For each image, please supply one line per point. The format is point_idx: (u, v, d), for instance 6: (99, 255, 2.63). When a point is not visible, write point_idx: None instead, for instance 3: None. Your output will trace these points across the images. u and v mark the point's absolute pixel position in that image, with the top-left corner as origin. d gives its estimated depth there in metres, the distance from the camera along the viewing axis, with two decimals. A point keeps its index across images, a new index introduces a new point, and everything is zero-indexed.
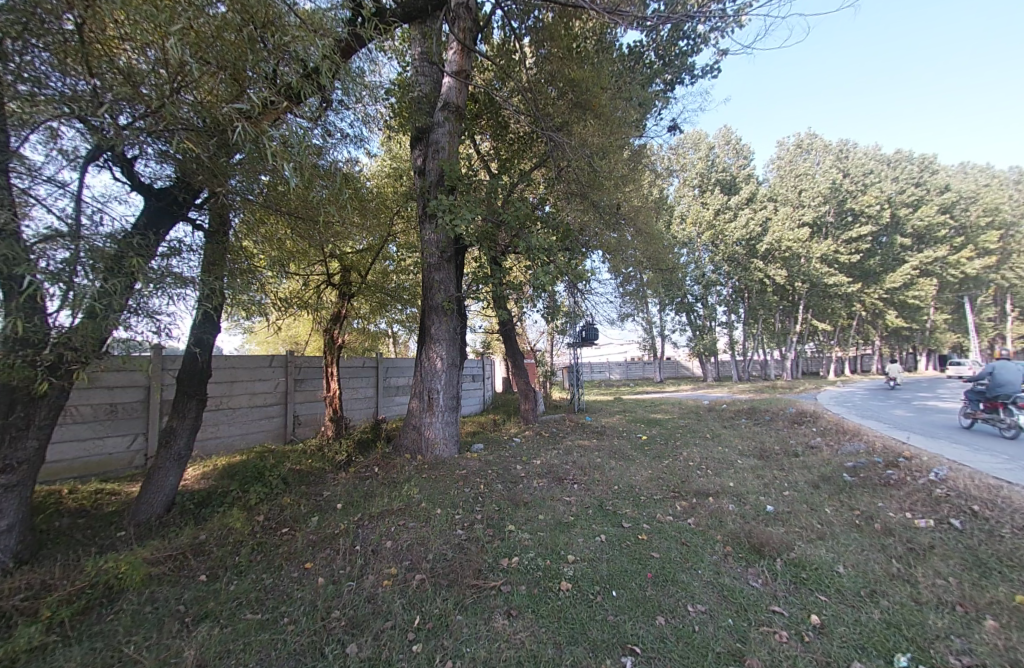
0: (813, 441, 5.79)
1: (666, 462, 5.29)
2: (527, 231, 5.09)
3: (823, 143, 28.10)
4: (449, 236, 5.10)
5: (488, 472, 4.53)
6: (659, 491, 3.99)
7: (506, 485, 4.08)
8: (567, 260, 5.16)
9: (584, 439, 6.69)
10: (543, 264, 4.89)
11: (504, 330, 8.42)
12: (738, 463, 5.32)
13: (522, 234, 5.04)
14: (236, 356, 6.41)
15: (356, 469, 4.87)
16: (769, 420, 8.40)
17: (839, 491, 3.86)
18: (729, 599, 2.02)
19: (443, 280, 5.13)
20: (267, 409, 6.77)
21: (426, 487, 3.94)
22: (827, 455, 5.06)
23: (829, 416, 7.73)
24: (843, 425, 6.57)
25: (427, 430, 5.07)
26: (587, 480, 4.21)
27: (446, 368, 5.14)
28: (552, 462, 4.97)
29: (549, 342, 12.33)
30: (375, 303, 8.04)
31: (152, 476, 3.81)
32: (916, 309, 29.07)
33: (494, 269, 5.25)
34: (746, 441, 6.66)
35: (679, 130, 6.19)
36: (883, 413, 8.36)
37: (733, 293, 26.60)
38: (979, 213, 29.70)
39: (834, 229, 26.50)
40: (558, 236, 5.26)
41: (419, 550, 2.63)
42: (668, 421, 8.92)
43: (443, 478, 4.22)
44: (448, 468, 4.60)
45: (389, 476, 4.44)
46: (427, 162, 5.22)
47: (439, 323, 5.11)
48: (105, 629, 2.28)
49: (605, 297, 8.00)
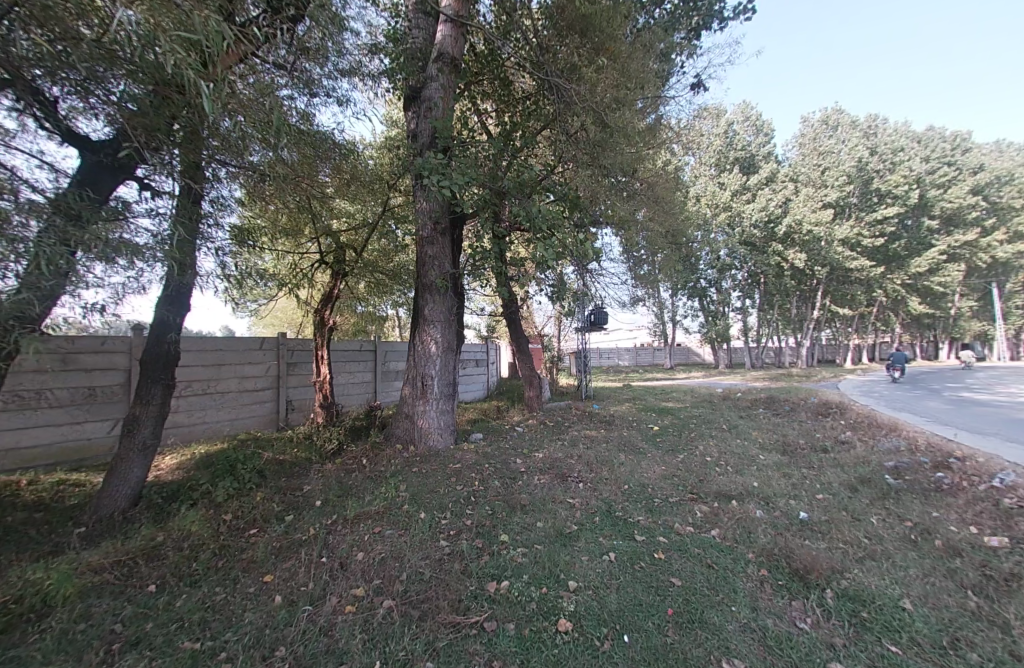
0: (843, 437, 5.28)
1: (682, 456, 4.84)
2: (530, 198, 4.57)
3: (849, 119, 26.64)
4: (443, 205, 4.57)
5: (485, 466, 4.12)
6: (674, 492, 3.57)
7: (503, 482, 3.68)
8: (574, 232, 4.64)
9: (591, 429, 6.28)
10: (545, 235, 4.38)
11: (508, 312, 7.96)
12: (760, 459, 4.88)
13: (525, 202, 4.52)
14: (223, 338, 6.05)
15: (343, 461, 4.49)
16: (789, 411, 7.89)
17: (882, 497, 3.39)
18: (776, 651, 1.57)
19: (437, 255, 4.63)
20: (257, 395, 6.42)
21: (415, 485, 3.53)
22: (862, 453, 4.55)
23: (858, 407, 7.18)
24: (874, 417, 6.05)
25: (421, 418, 4.67)
26: (593, 478, 3.79)
27: (441, 352, 4.70)
28: (555, 455, 4.55)
29: (556, 327, 11.86)
30: (372, 284, 7.61)
31: (115, 468, 3.46)
32: (940, 295, 27.94)
33: (493, 241, 4.75)
34: (766, 433, 6.19)
35: (703, 88, 5.54)
36: (914, 405, 7.78)
37: (748, 277, 25.79)
38: (1013, 194, 28.15)
39: (858, 211, 25.34)
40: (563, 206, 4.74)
41: (393, 567, 2.22)
42: (681, 410, 8.47)
43: (434, 473, 3.83)
44: (441, 460, 4.20)
45: (376, 469, 4.05)
46: (419, 122, 4.68)
47: (433, 302, 4.65)
48: (19, 655, 1.92)
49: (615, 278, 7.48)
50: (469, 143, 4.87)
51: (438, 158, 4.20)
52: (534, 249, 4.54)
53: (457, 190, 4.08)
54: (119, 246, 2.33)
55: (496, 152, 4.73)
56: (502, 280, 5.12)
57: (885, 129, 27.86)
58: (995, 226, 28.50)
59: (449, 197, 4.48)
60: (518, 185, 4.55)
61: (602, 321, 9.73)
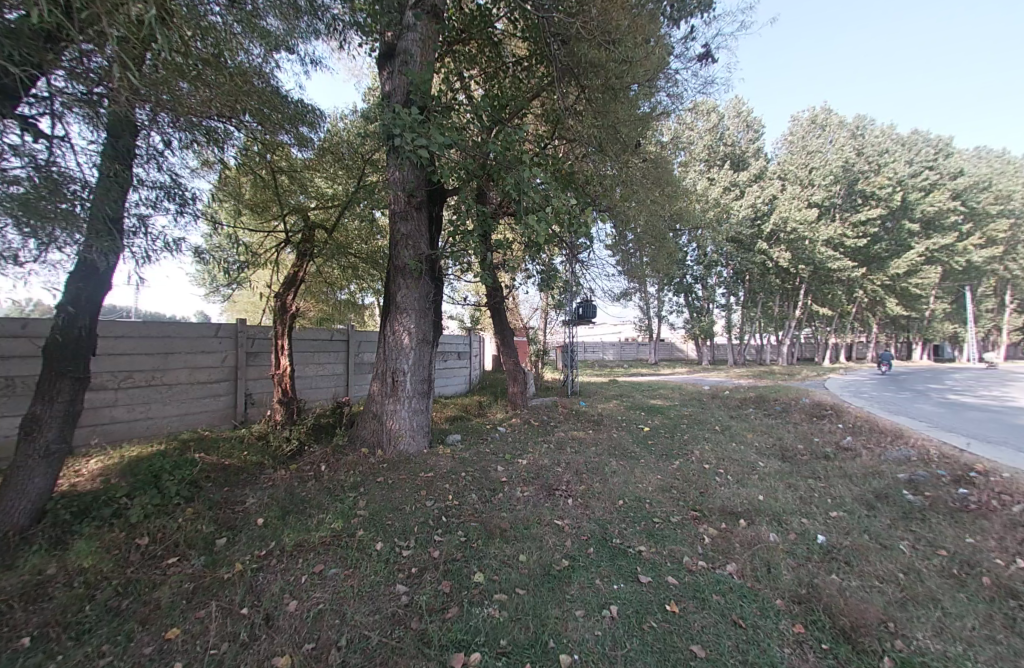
0: (846, 443, 4.96)
1: (678, 463, 4.44)
2: (519, 169, 4.02)
3: (837, 119, 26.67)
4: (420, 175, 3.99)
5: (462, 475, 3.63)
6: (675, 509, 3.14)
7: (481, 497, 3.19)
8: (569, 210, 4.11)
9: (579, 430, 5.85)
10: (535, 213, 3.86)
11: (492, 303, 7.43)
12: (760, 467, 4.51)
13: (513, 173, 3.97)
14: (171, 324, 5.39)
15: (299, 467, 3.93)
16: (781, 411, 7.64)
17: (906, 519, 3.03)
18: None
19: (412, 233, 4.04)
20: (211, 387, 5.77)
21: (378, 500, 3.02)
22: (870, 464, 4.22)
23: (852, 410, 6.95)
24: (874, 421, 5.78)
25: (391, 419, 4.14)
26: (584, 491, 3.35)
27: (414, 345, 4.17)
28: (541, 462, 4.09)
29: (542, 320, 11.43)
30: (344, 268, 6.94)
31: (9, 478, 2.80)
32: (917, 298, 28.55)
33: (476, 220, 4.18)
34: (762, 436, 5.87)
35: (711, 60, 5.06)
36: (907, 407, 7.59)
37: (734, 275, 25.79)
38: (989, 200, 28.75)
39: (842, 211, 25.49)
40: (557, 183, 4.24)
41: (332, 627, 1.71)
42: (670, 409, 8.12)
43: (402, 485, 3.32)
44: (412, 468, 3.69)
45: (335, 478, 3.51)
46: (393, 78, 4.08)
47: (406, 288, 4.09)
48: None
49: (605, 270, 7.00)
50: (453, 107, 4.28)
51: (413, 117, 3.60)
52: (522, 228, 4.00)
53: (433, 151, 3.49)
54: (36, 210, 2.03)
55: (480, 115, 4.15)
56: (486, 265, 4.58)
57: (871, 131, 28.04)
58: (971, 231, 29.20)
59: (426, 165, 3.89)
60: (505, 157, 4.00)
61: (590, 314, 9.31)
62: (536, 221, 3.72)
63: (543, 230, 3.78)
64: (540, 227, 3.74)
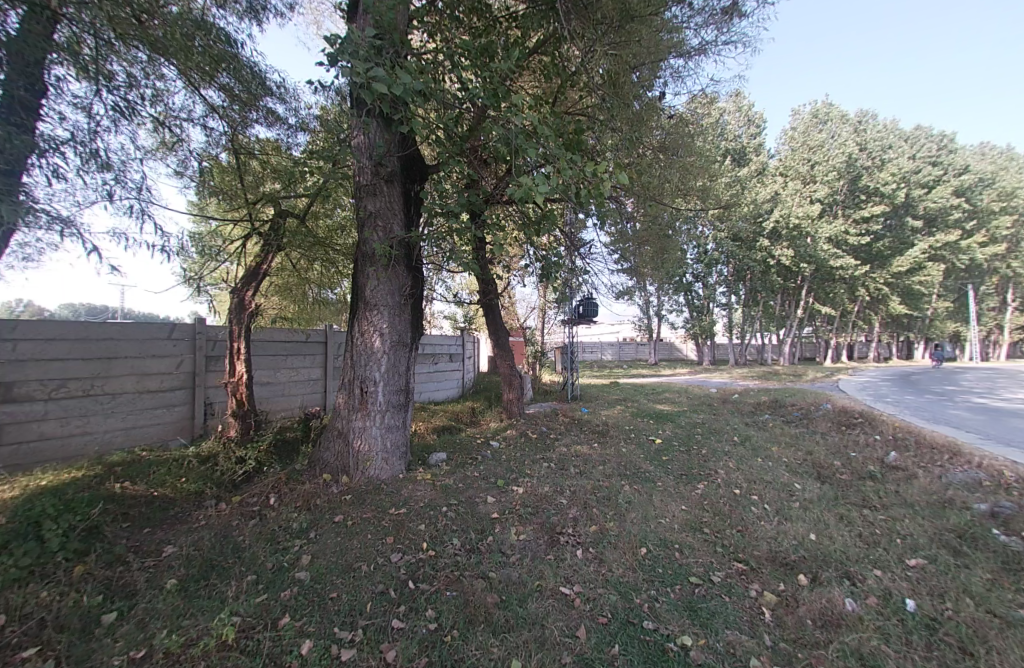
0: (894, 462, 4.26)
1: (701, 487, 3.74)
2: (515, 128, 3.25)
3: (840, 114, 26.15)
4: (391, 138, 3.23)
5: (443, 511, 2.91)
6: (713, 560, 2.44)
7: (463, 547, 2.47)
8: (578, 182, 3.35)
9: (582, 443, 5.14)
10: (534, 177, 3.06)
11: (485, 300, 6.72)
12: (799, 490, 3.82)
13: (508, 131, 3.20)
14: (113, 324, 4.62)
15: (243, 499, 3.19)
16: (801, 418, 6.95)
17: (1015, 578, 2.35)
18: None
19: (381, 211, 3.23)
20: (164, 396, 5.00)
21: (330, 556, 2.30)
22: (934, 493, 3.51)
23: (884, 417, 6.25)
24: (919, 433, 5.07)
25: (359, 438, 3.42)
26: (597, 534, 2.64)
27: (386, 347, 3.44)
28: (540, 489, 3.38)
29: (539, 319, 10.73)
30: (324, 263, 5.93)
31: None
32: (919, 296, 28.11)
33: (461, 195, 3.38)
34: (790, 450, 5.17)
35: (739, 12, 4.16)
36: (941, 414, 6.90)
37: (734, 272, 25.24)
38: (992, 197, 28.27)
39: (845, 207, 24.96)
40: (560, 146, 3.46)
41: None
42: (680, 416, 7.42)
43: (363, 530, 2.59)
44: (379, 504, 2.96)
45: (281, 520, 2.78)
46: (361, 17, 3.35)
47: (376, 280, 3.36)
48: None
49: (599, 269, 6.71)
50: (430, 51, 3.49)
51: (375, 54, 2.83)
52: (517, 200, 3.23)
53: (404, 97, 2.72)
54: None
55: (466, 61, 3.35)
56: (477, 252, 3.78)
57: (874, 127, 27.57)
58: (974, 228, 28.66)
59: (396, 119, 3.08)
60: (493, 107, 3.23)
61: (591, 312, 8.54)
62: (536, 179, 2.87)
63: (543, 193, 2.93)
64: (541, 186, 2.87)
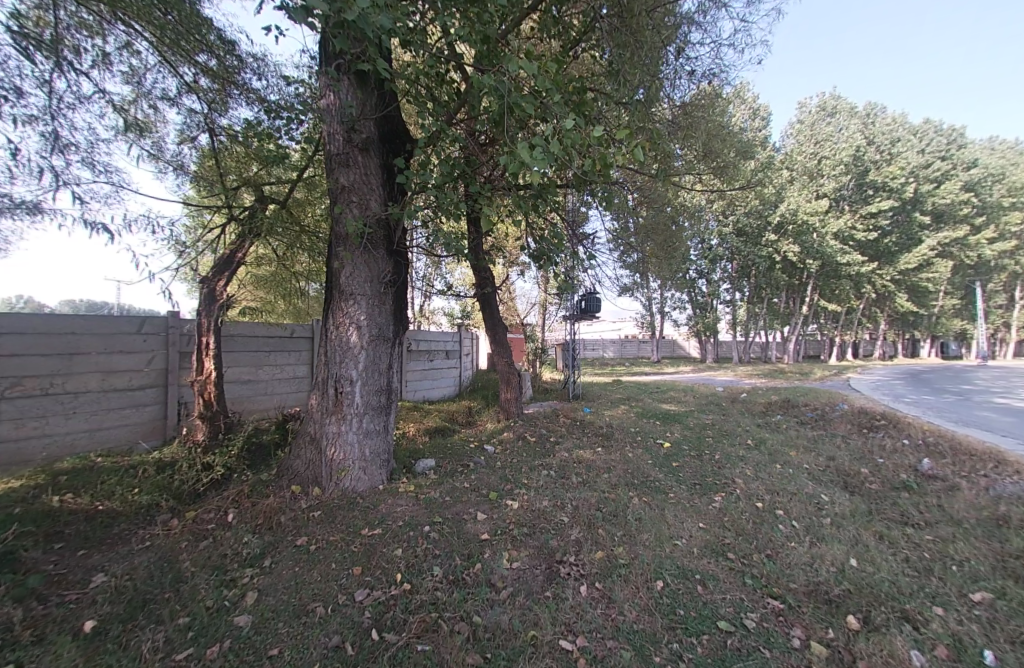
0: (930, 471, 3.85)
1: (718, 499, 3.35)
2: (511, 80, 2.70)
3: (847, 107, 25.60)
4: (366, 102, 2.83)
5: (424, 531, 2.50)
6: (743, 596, 2.05)
7: (443, 580, 2.08)
8: (589, 149, 2.82)
9: (585, 447, 4.74)
10: (529, 143, 2.56)
11: (482, 294, 6.28)
12: (828, 504, 3.42)
13: (503, 85, 2.65)
14: (75, 316, 4.11)
15: (198, 514, 2.81)
16: (817, 420, 6.53)
17: None
18: None
19: (355, 184, 2.81)
20: (133, 395, 4.43)
21: (281, 596, 1.91)
22: (984, 510, 3.10)
23: (910, 420, 5.81)
24: (954, 439, 4.63)
25: (333, 445, 3.03)
26: (604, 562, 2.24)
27: (364, 342, 3.04)
28: (539, 503, 2.98)
29: (540, 315, 10.30)
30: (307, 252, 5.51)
31: None
32: (926, 293, 27.62)
33: (447, 165, 2.91)
34: (812, 456, 4.75)
35: None
36: (968, 415, 6.45)
37: (738, 268, 24.78)
38: (1002, 192, 27.67)
39: (851, 202, 24.45)
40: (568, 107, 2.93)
41: None
42: (689, 416, 7.00)
43: (325, 558, 2.19)
44: (351, 523, 2.56)
45: (234, 544, 2.39)
46: None
47: (351, 265, 2.96)
48: None
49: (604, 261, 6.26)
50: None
51: None
52: (514, 165, 2.67)
53: (376, 41, 2.27)
54: None
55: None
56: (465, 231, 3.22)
57: (881, 120, 27.02)
58: (983, 224, 28.07)
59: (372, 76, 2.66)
60: (484, 55, 2.72)
61: (594, 307, 8.05)
62: (529, 145, 2.33)
63: (537, 164, 2.37)
64: (535, 154, 2.32)
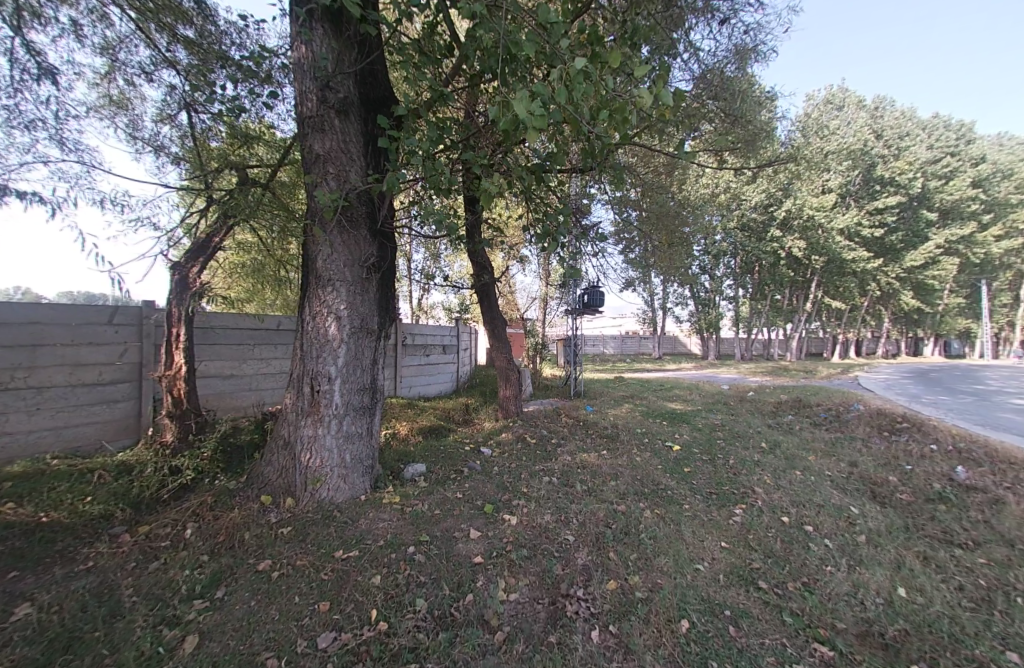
0: (967, 482, 3.51)
1: (738, 512, 3.02)
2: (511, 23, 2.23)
3: (855, 100, 25.06)
4: (343, 59, 2.48)
5: (407, 553, 2.17)
6: (784, 640, 1.72)
7: (427, 618, 1.75)
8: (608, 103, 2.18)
9: (589, 450, 4.39)
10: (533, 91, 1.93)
11: (480, 286, 5.91)
12: (859, 517, 3.09)
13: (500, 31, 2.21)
14: (38, 303, 3.58)
15: (155, 527, 2.48)
16: (832, 421, 6.20)
17: None
18: None
19: (331, 153, 2.45)
20: (103, 391, 3.91)
21: (229, 640, 1.58)
22: None
23: (933, 423, 5.46)
24: (988, 447, 4.28)
25: (308, 451, 2.68)
26: (617, 595, 1.91)
27: (343, 334, 2.69)
28: (540, 518, 2.65)
29: (540, 309, 9.94)
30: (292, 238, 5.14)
31: None
32: (930, 291, 27.26)
33: (435, 129, 2.51)
34: (832, 461, 4.41)
35: None
36: (992, 418, 6.10)
37: (742, 264, 24.36)
38: (1010, 189, 27.21)
39: (858, 198, 24.00)
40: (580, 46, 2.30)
41: None
42: (696, 416, 6.67)
43: (288, 590, 1.86)
44: (323, 542, 2.22)
45: (187, 568, 2.06)
46: None
47: (328, 248, 2.62)
48: None
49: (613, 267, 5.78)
50: None
51: None
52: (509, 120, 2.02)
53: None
54: None
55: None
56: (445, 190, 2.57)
57: (889, 114, 26.48)
58: (991, 221, 27.62)
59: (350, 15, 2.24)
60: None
61: (597, 301, 7.68)
62: (525, 94, 1.71)
63: (537, 123, 1.76)
64: (533, 109, 1.70)
